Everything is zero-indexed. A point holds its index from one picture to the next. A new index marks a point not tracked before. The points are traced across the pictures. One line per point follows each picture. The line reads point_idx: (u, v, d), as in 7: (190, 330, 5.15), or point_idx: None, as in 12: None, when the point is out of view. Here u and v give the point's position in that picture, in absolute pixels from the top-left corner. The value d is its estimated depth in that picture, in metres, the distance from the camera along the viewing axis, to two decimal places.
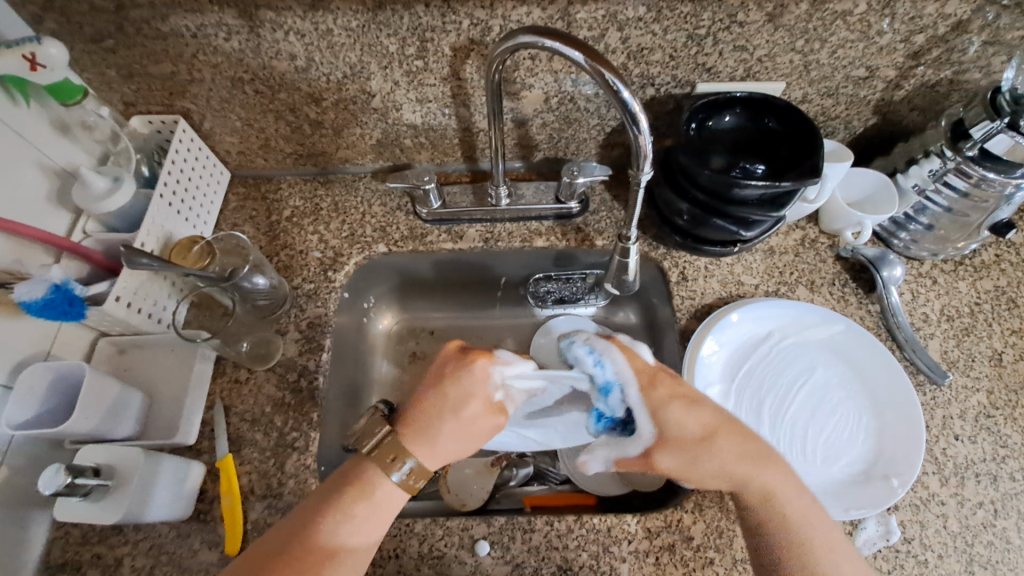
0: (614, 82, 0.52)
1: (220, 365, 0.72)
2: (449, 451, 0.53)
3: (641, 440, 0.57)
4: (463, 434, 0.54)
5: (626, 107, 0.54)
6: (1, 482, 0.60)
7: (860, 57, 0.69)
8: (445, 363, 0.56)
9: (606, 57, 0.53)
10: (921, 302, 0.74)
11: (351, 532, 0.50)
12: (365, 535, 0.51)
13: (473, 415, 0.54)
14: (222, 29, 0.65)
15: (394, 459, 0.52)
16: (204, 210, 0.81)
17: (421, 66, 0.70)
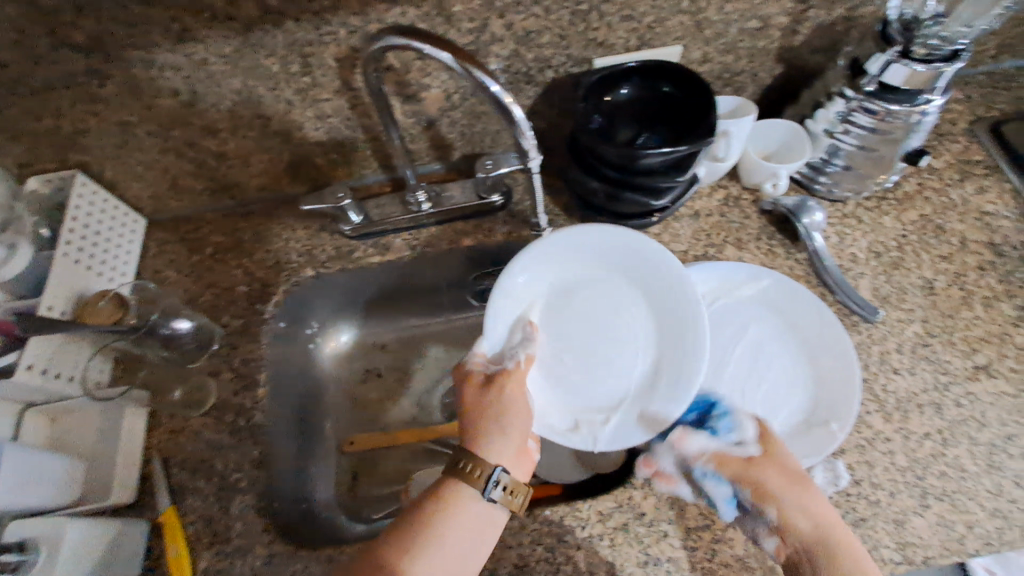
0: (485, 81, 0.53)
1: (155, 419, 0.71)
2: (496, 429, 0.60)
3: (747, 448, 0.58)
4: (494, 410, 0.61)
5: (497, 100, 0.54)
6: None
7: (749, 9, 0.69)
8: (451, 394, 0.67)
9: (475, 55, 0.52)
10: (848, 243, 0.74)
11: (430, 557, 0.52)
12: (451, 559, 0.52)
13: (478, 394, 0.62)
14: (95, 75, 0.63)
15: (479, 472, 0.56)
16: (119, 261, 0.78)
17: (310, 82, 0.68)
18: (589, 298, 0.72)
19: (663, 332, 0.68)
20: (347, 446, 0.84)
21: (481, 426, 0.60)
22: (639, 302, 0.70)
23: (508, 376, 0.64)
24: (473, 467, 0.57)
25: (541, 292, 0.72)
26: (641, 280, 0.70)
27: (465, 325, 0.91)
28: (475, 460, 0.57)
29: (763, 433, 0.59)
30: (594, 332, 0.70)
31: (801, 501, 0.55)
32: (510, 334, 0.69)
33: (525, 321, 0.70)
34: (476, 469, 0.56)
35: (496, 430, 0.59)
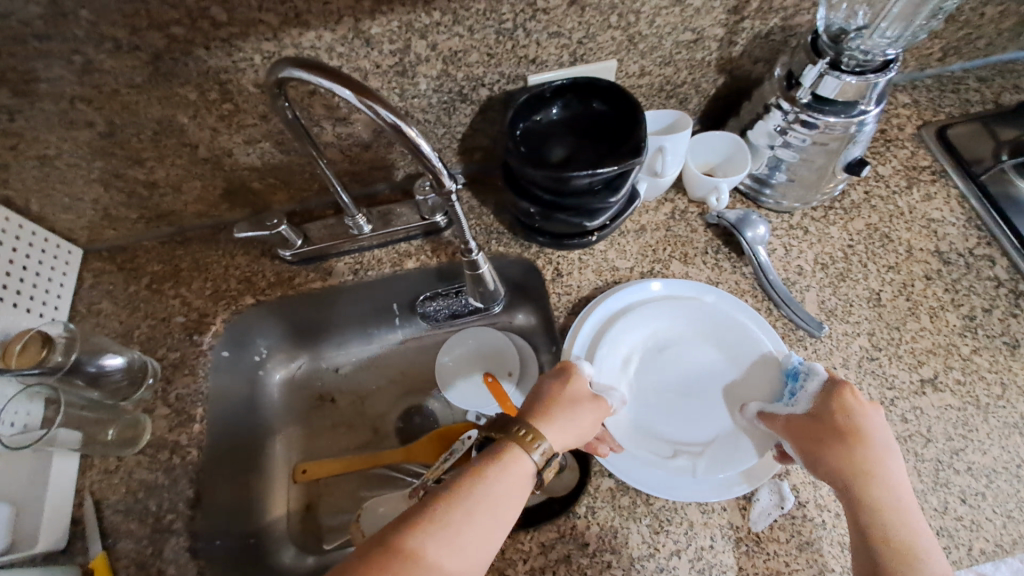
0: (386, 116, 0.49)
1: (87, 459, 0.69)
2: (565, 427, 0.56)
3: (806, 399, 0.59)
4: (571, 413, 0.57)
5: (400, 133, 0.50)
6: None
7: (681, 22, 0.67)
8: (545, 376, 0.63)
9: (377, 91, 0.49)
10: (795, 254, 0.73)
11: (448, 546, 0.45)
12: (468, 553, 0.46)
13: (571, 391, 0.59)
14: (2, 109, 0.60)
15: (533, 439, 0.53)
16: (50, 295, 0.75)
17: (233, 108, 0.66)
18: (672, 344, 0.69)
19: (741, 377, 0.66)
20: (298, 475, 0.81)
21: (552, 415, 0.56)
22: (716, 348, 0.68)
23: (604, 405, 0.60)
24: (528, 433, 0.53)
25: (640, 338, 0.68)
26: (700, 330, 0.69)
27: (418, 347, 0.90)
28: (536, 431, 0.53)
29: (829, 393, 0.58)
30: (684, 373, 0.67)
31: (835, 455, 0.54)
32: (615, 379, 0.66)
33: (623, 368, 0.67)
34: (531, 434, 0.53)
35: (565, 428, 0.55)
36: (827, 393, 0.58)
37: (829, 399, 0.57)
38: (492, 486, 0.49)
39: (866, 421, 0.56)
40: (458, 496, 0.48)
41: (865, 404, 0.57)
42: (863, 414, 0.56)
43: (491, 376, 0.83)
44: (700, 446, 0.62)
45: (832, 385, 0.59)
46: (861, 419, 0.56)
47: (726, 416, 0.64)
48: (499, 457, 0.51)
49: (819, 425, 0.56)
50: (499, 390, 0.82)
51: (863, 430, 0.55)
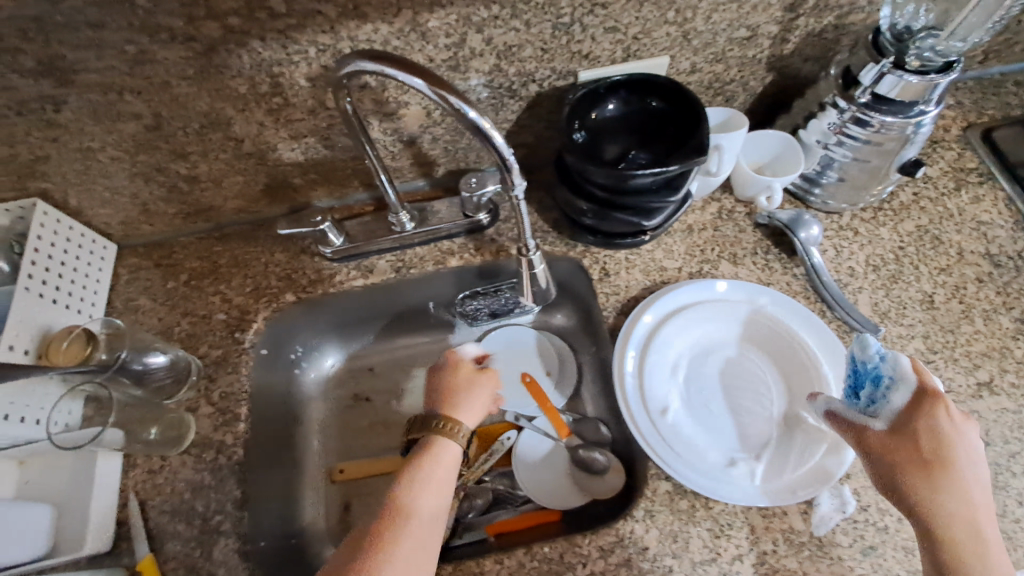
0: (461, 106, 0.48)
1: (130, 458, 0.67)
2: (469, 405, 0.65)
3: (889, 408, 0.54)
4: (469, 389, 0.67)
5: (476, 127, 0.49)
6: None
7: (737, 18, 0.66)
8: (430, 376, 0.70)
9: (451, 81, 0.48)
10: (846, 256, 0.72)
11: (417, 501, 0.56)
12: (432, 501, 0.56)
13: (464, 380, 0.67)
14: (48, 101, 0.59)
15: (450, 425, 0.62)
16: (88, 291, 0.74)
17: (282, 102, 0.64)
18: (724, 348, 0.68)
19: (788, 377, 0.65)
20: (337, 476, 0.79)
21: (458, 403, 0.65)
22: (762, 350, 0.67)
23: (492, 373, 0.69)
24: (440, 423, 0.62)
25: (690, 342, 0.68)
26: (750, 335, 0.67)
27: (455, 346, 0.88)
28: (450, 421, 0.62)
29: (914, 403, 0.54)
30: (733, 377, 0.66)
31: (915, 478, 0.51)
32: (665, 385, 0.65)
33: (672, 376, 0.66)
34: (445, 424, 0.62)
35: (469, 408, 0.64)
36: (911, 402, 0.54)
37: (916, 414, 0.53)
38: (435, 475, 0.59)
39: (957, 442, 0.52)
40: (407, 488, 0.57)
41: (958, 421, 0.53)
42: (954, 433, 0.52)
43: (528, 375, 0.84)
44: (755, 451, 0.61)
45: (920, 394, 0.54)
46: (951, 440, 0.52)
47: (784, 421, 0.63)
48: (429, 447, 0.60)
49: (901, 444, 0.52)
50: (538, 390, 0.83)
51: (952, 452, 0.51)
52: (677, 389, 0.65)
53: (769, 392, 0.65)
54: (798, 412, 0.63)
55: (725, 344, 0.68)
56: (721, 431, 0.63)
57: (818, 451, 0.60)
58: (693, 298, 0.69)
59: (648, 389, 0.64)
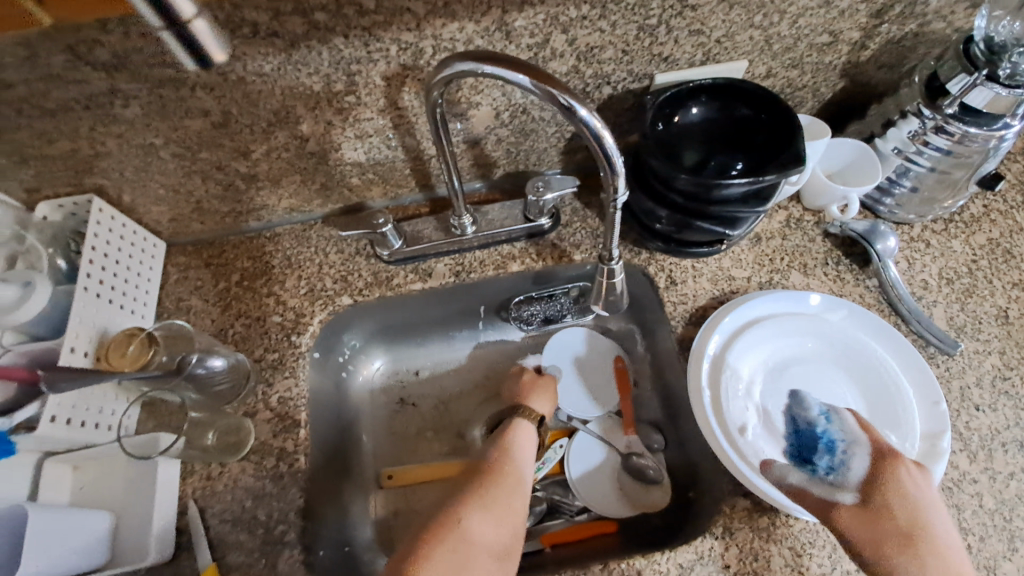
0: (570, 103, 0.46)
1: (188, 464, 0.65)
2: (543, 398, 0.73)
3: (849, 479, 0.56)
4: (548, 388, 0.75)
5: (585, 126, 0.47)
6: None
7: (822, 24, 0.65)
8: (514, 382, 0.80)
9: (553, 74, 0.46)
10: (918, 268, 0.71)
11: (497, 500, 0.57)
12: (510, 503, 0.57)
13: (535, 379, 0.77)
14: (118, 96, 0.57)
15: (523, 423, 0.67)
16: (140, 290, 0.72)
17: (354, 101, 0.63)
18: (798, 363, 0.66)
19: (869, 394, 0.63)
20: (386, 481, 0.78)
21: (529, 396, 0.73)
22: (839, 365, 0.65)
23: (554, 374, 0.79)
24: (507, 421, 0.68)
25: (764, 357, 0.66)
26: (825, 351, 0.66)
27: (504, 352, 0.86)
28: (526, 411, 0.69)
29: (872, 469, 0.56)
30: (811, 393, 0.64)
31: (895, 554, 0.50)
32: (742, 402, 0.63)
33: (748, 392, 0.64)
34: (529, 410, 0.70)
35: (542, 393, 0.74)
36: (870, 470, 0.55)
37: (879, 479, 0.55)
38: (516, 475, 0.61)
39: (924, 505, 0.53)
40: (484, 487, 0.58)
41: (918, 481, 0.54)
42: (918, 496, 0.53)
43: (621, 362, 0.83)
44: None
45: (875, 461, 0.56)
46: (919, 503, 0.53)
47: None
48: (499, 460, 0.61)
49: (874, 517, 0.52)
50: (622, 381, 0.82)
51: (923, 518, 0.52)
52: (753, 407, 0.63)
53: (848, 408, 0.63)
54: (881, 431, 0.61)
55: (801, 359, 0.66)
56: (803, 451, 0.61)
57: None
58: (766, 311, 0.67)
59: (725, 406, 0.62)
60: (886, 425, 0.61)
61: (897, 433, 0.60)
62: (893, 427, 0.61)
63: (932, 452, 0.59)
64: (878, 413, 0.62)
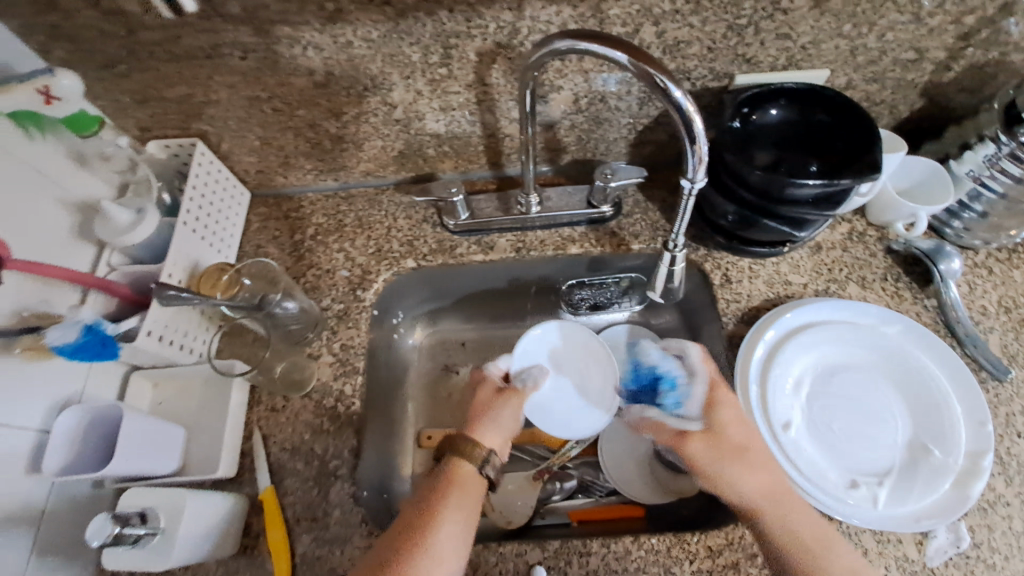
0: (666, 85, 0.48)
1: (255, 394, 0.71)
2: (495, 427, 0.61)
3: (692, 414, 0.62)
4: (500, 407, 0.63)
5: (678, 108, 0.50)
6: (54, 517, 0.60)
7: (910, 40, 0.65)
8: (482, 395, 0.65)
9: (651, 54, 0.49)
10: (979, 294, 0.71)
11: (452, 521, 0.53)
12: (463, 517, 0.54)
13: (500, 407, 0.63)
14: (239, 48, 0.62)
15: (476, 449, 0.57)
16: (226, 233, 0.78)
17: (446, 73, 0.67)
18: (846, 371, 0.67)
19: (916, 408, 0.64)
20: (423, 442, 0.80)
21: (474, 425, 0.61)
22: (888, 376, 0.66)
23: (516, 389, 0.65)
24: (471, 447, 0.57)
25: (811, 362, 0.67)
26: (875, 362, 0.66)
27: None
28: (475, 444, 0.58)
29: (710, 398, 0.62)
30: (855, 401, 0.65)
31: (732, 470, 0.57)
32: (786, 402, 0.65)
33: (795, 391, 0.66)
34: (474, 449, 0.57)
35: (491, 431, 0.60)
36: (709, 397, 0.62)
37: (714, 406, 0.61)
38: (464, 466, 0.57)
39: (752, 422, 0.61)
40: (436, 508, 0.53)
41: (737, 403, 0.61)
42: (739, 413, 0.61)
43: None
44: (876, 476, 0.61)
45: (708, 388, 0.63)
46: (743, 420, 0.60)
47: (904, 451, 0.62)
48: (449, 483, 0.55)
49: (715, 438, 0.59)
50: None
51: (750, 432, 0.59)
52: (796, 408, 0.65)
53: (894, 419, 0.64)
54: (925, 444, 0.61)
55: (849, 367, 0.67)
56: (842, 454, 0.62)
57: (943, 484, 0.59)
58: (819, 318, 0.68)
59: (768, 404, 0.64)
60: (930, 438, 0.61)
61: (941, 448, 0.61)
62: (938, 442, 0.61)
63: (972, 469, 0.59)
64: (922, 427, 0.62)
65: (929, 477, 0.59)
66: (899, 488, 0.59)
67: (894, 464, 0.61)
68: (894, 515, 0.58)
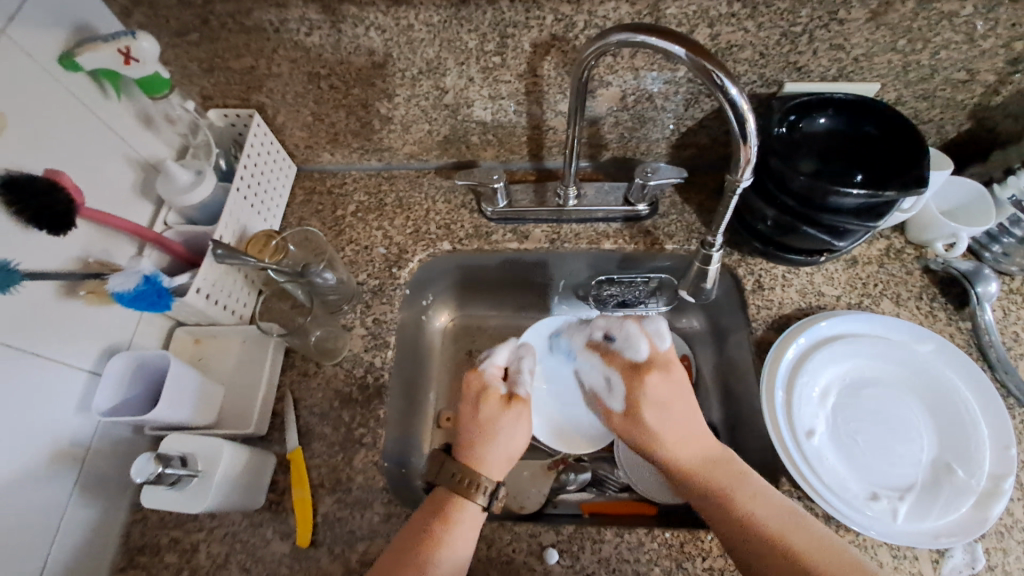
0: (722, 82, 0.50)
1: (289, 358, 0.73)
2: (496, 449, 0.62)
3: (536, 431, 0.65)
4: (506, 424, 0.63)
5: (732, 106, 0.51)
6: (98, 455, 0.63)
7: (964, 60, 0.65)
8: (481, 410, 0.64)
9: (710, 51, 0.50)
10: (1013, 320, 0.70)
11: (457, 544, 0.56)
12: (467, 540, 0.56)
13: (500, 425, 0.63)
14: (305, 24, 0.65)
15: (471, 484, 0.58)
16: (273, 203, 0.81)
17: (499, 62, 0.69)
18: (873, 385, 0.67)
19: (942, 427, 0.63)
20: (443, 422, 0.82)
21: (478, 448, 0.61)
22: (915, 394, 0.65)
23: (519, 396, 0.65)
24: (462, 478, 0.59)
25: (838, 373, 0.67)
26: (903, 379, 0.66)
27: None
28: (472, 477, 0.59)
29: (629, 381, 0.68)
30: (880, 415, 0.65)
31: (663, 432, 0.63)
32: (811, 410, 0.65)
33: (820, 400, 0.66)
34: (468, 481, 0.58)
35: (491, 456, 0.61)
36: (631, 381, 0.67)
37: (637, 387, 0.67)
38: (461, 503, 0.58)
39: (649, 409, 0.65)
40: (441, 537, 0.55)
41: (658, 386, 0.66)
42: (679, 393, 0.65)
43: (687, 361, 0.83)
44: (896, 491, 0.60)
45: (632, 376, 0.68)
46: (657, 408, 0.64)
47: (926, 468, 0.61)
48: (451, 515, 0.57)
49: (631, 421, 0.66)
50: (687, 377, 0.82)
51: (667, 417, 0.63)
52: (820, 417, 0.65)
53: (918, 435, 0.63)
54: (949, 463, 0.61)
55: (877, 382, 0.67)
56: (863, 466, 0.62)
57: (964, 504, 0.58)
58: (849, 331, 0.68)
59: (791, 409, 0.64)
60: (954, 458, 0.61)
61: (965, 468, 0.60)
62: (962, 461, 0.61)
63: (993, 492, 0.58)
64: (947, 446, 0.62)
65: (950, 495, 0.59)
66: (917, 504, 0.59)
67: (913, 480, 0.61)
68: (911, 529, 0.58)
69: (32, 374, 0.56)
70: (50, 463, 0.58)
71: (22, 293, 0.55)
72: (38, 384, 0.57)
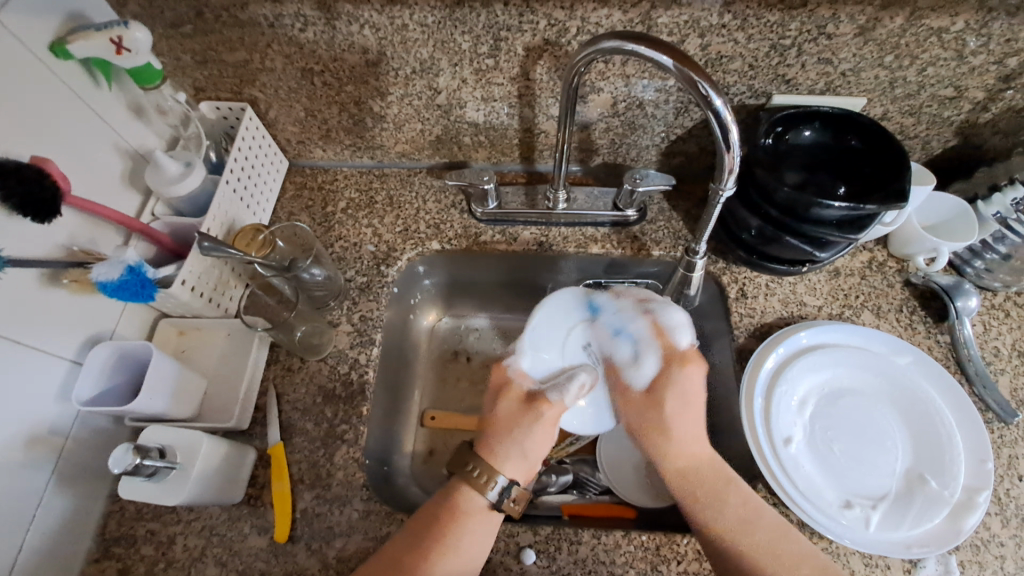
0: (708, 92, 0.50)
1: (274, 353, 0.73)
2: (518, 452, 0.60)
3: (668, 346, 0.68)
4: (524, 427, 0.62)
5: (717, 116, 0.52)
6: (76, 444, 0.62)
7: (950, 77, 0.66)
8: (512, 412, 0.63)
9: (698, 62, 0.50)
10: (993, 335, 0.71)
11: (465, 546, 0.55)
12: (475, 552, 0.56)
13: (531, 433, 0.61)
14: (300, 20, 0.65)
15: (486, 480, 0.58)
16: (263, 197, 0.81)
17: (492, 64, 0.69)
18: (852, 395, 0.67)
19: (918, 438, 0.64)
20: (427, 420, 0.82)
21: (493, 443, 0.61)
22: (894, 405, 0.66)
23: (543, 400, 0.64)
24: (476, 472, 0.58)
25: (818, 382, 0.68)
26: (882, 388, 0.67)
27: None
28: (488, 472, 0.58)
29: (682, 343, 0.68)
30: (857, 425, 0.66)
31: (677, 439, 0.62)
32: (789, 418, 0.66)
33: (799, 409, 0.67)
34: (485, 478, 0.58)
35: (511, 457, 0.60)
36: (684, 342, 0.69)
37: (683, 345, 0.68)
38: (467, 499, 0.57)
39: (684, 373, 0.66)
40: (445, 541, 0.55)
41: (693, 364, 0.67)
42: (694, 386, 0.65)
43: None
44: (871, 500, 0.61)
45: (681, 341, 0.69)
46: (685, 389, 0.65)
47: (902, 479, 0.62)
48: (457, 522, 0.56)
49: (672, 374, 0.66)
50: None
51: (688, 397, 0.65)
52: (798, 425, 0.66)
53: (895, 446, 0.64)
54: (922, 473, 0.62)
55: (856, 392, 0.67)
56: (840, 475, 0.63)
57: (938, 514, 0.59)
58: (829, 341, 0.69)
59: (768, 417, 0.65)
60: (929, 469, 0.62)
61: (938, 479, 0.61)
62: (936, 473, 0.62)
63: (966, 504, 0.59)
64: (923, 457, 0.63)
65: (925, 506, 0.60)
66: (892, 513, 0.60)
67: (888, 490, 0.62)
68: (885, 540, 0.59)
69: (14, 362, 0.56)
70: (27, 452, 0.58)
71: (5, 278, 0.54)
72: (17, 372, 0.56)
